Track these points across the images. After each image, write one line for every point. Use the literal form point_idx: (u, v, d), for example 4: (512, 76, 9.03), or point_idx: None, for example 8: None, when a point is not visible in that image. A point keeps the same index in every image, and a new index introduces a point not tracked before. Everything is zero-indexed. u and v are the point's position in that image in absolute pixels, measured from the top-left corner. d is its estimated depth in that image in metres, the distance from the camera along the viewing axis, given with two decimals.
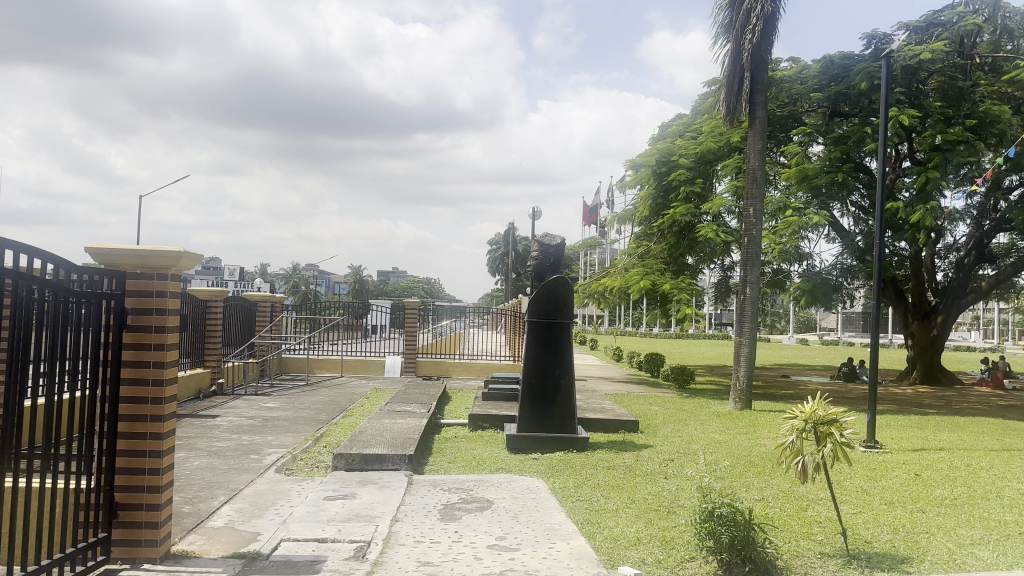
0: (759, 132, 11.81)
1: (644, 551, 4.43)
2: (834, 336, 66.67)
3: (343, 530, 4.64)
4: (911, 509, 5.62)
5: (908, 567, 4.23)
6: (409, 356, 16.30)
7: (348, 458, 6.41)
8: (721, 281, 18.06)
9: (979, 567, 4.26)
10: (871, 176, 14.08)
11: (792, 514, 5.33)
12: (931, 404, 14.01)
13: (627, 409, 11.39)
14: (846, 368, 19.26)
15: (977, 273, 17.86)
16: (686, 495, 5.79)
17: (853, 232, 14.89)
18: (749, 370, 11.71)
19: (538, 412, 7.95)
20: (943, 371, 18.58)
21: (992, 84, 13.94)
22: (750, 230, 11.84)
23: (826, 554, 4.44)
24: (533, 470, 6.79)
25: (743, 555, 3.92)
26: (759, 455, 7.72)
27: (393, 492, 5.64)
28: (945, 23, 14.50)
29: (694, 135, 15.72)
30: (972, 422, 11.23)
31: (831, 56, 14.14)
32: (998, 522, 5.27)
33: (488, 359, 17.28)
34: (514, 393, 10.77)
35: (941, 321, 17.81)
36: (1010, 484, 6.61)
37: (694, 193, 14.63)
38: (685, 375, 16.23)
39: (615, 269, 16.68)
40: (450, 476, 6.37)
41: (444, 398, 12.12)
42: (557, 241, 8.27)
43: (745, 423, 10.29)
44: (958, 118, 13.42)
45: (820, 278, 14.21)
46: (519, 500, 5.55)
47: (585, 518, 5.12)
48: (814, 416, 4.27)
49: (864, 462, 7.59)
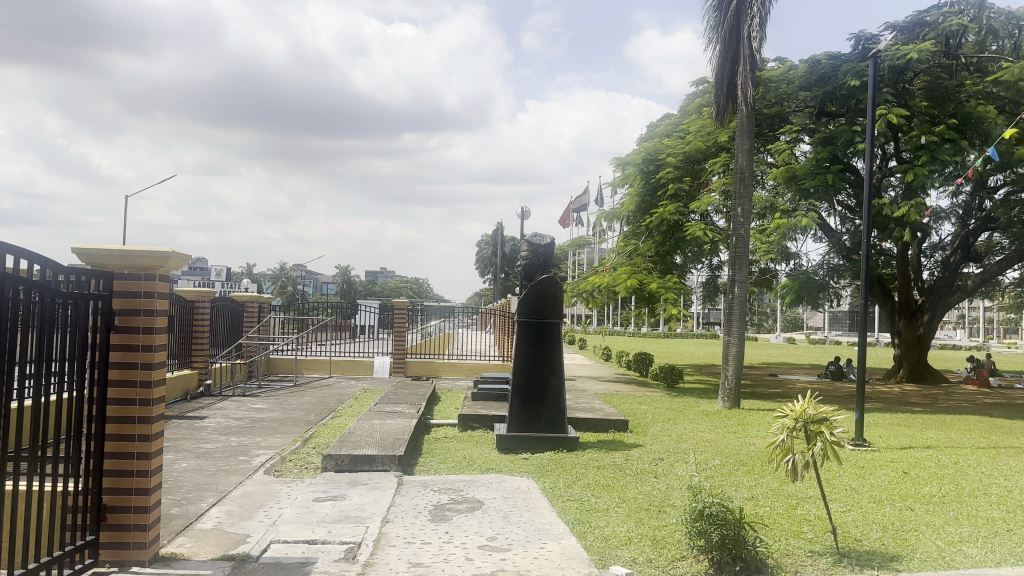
0: (747, 132, 11.78)
1: (635, 551, 4.43)
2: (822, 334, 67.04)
3: (333, 532, 4.63)
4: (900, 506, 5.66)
5: (897, 565, 4.25)
6: (397, 356, 16.26)
7: (337, 459, 6.39)
8: (709, 280, 18.10)
9: (968, 564, 4.29)
10: (858, 176, 14.11)
11: (781, 512, 5.34)
12: (918, 403, 14.08)
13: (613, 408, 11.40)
14: (834, 367, 19.34)
15: (963, 272, 17.99)
16: (676, 494, 5.80)
17: (840, 231, 14.95)
18: (737, 368, 11.73)
19: (528, 411, 7.95)
20: (930, 369, 18.68)
21: (978, 84, 14.03)
22: (737, 229, 11.82)
23: (817, 552, 4.46)
24: (523, 470, 6.79)
25: (734, 554, 3.93)
26: (748, 454, 7.74)
27: (382, 493, 5.63)
28: (931, 23, 14.61)
29: (681, 135, 15.78)
30: (958, 421, 11.29)
31: (817, 56, 14.21)
32: (986, 519, 5.30)
33: (477, 359, 17.26)
34: (504, 392, 10.77)
35: (928, 319, 17.89)
36: (997, 481, 6.66)
37: (682, 191, 14.68)
38: (674, 375, 16.22)
39: (603, 268, 16.71)
40: (440, 477, 6.35)
41: (434, 398, 12.11)
42: (541, 243, 8.26)
43: (733, 422, 10.32)
44: (944, 116, 13.49)
45: (806, 277, 14.28)
46: (509, 500, 5.55)
47: (575, 517, 5.12)
48: (805, 415, 4.28)
49: (853, 461, 7.61)
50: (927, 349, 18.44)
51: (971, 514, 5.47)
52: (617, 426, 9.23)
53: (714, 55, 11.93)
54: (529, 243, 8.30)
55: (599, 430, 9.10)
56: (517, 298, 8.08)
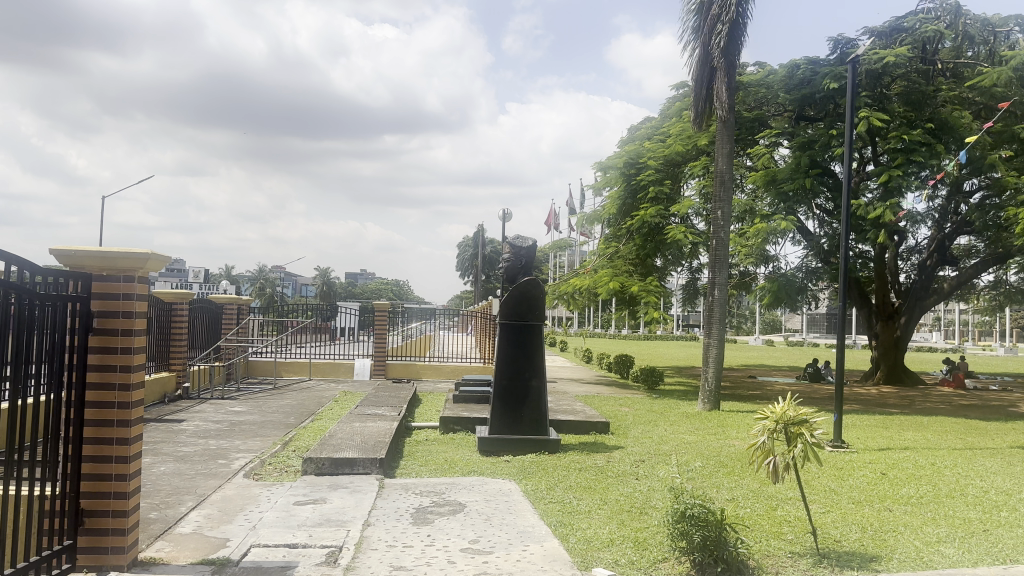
0: (727, 135, 11.86)
1: (617, 553, 4.43)
2: (800, 337, 67.63)
3: (313, 535, 4.60)
4: (878, 507, 5.72)
5: (876, 566, 4.29)
6: (378, 359, 16.21)
7: (317, 463, 6.34)
8: (689, 283, 18.20)
9: (945, 565, 4.34)
10: (836, 179, 14.25)
11: (761, 513, 5.37)
12: (894, 404, 14.25)
13: (594, 411, 11.41)
14: (812, 369, 19.51)
15: (939, 274, 18.22)
16: (658, 496, 5.83)
17: (818, 234, 15.11)
18: (717, 371, 11.80)
19: (510, 414, 7.94)
20: (906, 371, 18.90)
21: (953, 89, 14.21)
22: (717, 232, 11.90)
23: (797, 553, 4.49)
24: (505, 472, 6.78)
25: (715, 555, 3.94)
26: (728, 455, 7.79)
27: (363, 496, 5.60)
28: (907, 29, 14.79)
29: (662, 138, 15.88)
30: (934, 422, 11.42)
31: (796, 61, 14.35)
32: (963, 520, 5.37)
33: (458, 362, 17.24)
34: (485, 395, 10.77)
35: (904, 321, 18.08)
36: (973, 482, 6.75)
37: (663, 195, 14.71)
38: (655, 376, 16.28)
39: (584, 270, 16.76)
40: (421, 480, 6.32)
41: (415, 400, 12.10)
42: (525, 245, 8.26)
43: (714, 424, 10.37)
44: (921, 121, 13.65)
45: (785, 280, 14.41)
46: (491, 503, 5.54)
47: (557, 519, 5.12)
48: (785, 417, 4.31)
49: (832, 463, 7.67)
50: (904, 352, 18.61)
51: (947, 514, 5.54)
52: (598, 429, 9.24)
53: (693, 59, 12.02)
54: (513, 245, 8.31)
55: (580, 433, 9.10)
56: (499, 300, 8.09)
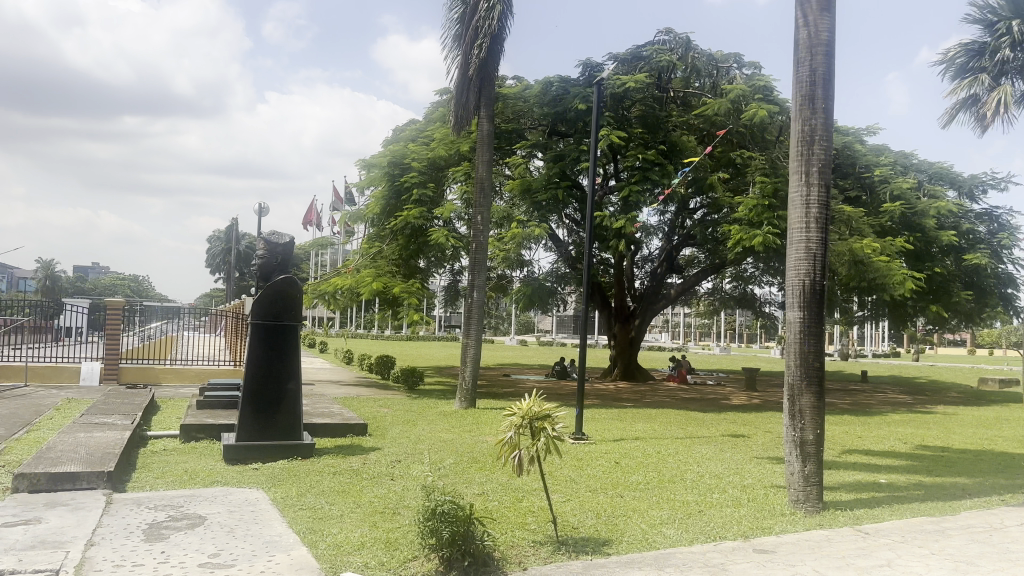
0: (486, 143, 12.29)
1: (367, 555, 4.40)
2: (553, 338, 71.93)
3: (22, 561, 4.05)
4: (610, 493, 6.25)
5: (608, 549, 4.67)
6: (113, 362, 14.73)
7: (30, 479, 5.61)
8: (450, 284, 18.62)
9: (665, 544, 4.83)
10: (584, 192, 15.34)
11: (508, 506, 5.62)
12: (630, 399, 15.64)
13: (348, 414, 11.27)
14: (561, 368, 20.84)
15: (669, 281, 20.31)
16: (411, 495, 5.88)
17: (567, 242, 16.16)
18: (473, 370, 12.18)
19: (260, 419, 7.59)
20: (641, 369, 20.83)
21: (682, 116, 15.91)
22: (475, 237, 12.28)
23: (539, 542, 4.75)
24: (253, 480, 6.47)
25: (462, 550, 4.05)
26: (480, 451, 8.07)
27: (87, 514, 5.05)
28: (645, 58, 16.29)
29: (425, 142, 16.09)
30: (662, 415, 12.71)
31: (550, 78, 15.24)
32: (681, 502, 6.02)
33: (206, 365, 16.16)
34: (234, 400, 10.19)
35: (639, 323, 19.93)
36: (690, 467, 7.60)
37: (426, 197, 14.89)
38: (414, 377, 16.44)
39: (345, 270, 16.49)
40: (158, 493, 5.84)
41: (154, 407, 11.14)
42: (267, 266, 7.84)
43: (468, 420, 10.69)
44: (655, 142, 15.12)
45: (537, 283, 15.24)
46: (236, 513, 5.25)
47: (307, 526, 4.98)
48: (530, 412, 4.54)
49: (574, 453, 8.24)
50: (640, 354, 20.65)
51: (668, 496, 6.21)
52: (350, 429, 9.09)
53: (455, 66, 12.30)
54: (254, 271, 7.84)
55: (331, 434, 8.89)
56: (244, 356, 7.62)
